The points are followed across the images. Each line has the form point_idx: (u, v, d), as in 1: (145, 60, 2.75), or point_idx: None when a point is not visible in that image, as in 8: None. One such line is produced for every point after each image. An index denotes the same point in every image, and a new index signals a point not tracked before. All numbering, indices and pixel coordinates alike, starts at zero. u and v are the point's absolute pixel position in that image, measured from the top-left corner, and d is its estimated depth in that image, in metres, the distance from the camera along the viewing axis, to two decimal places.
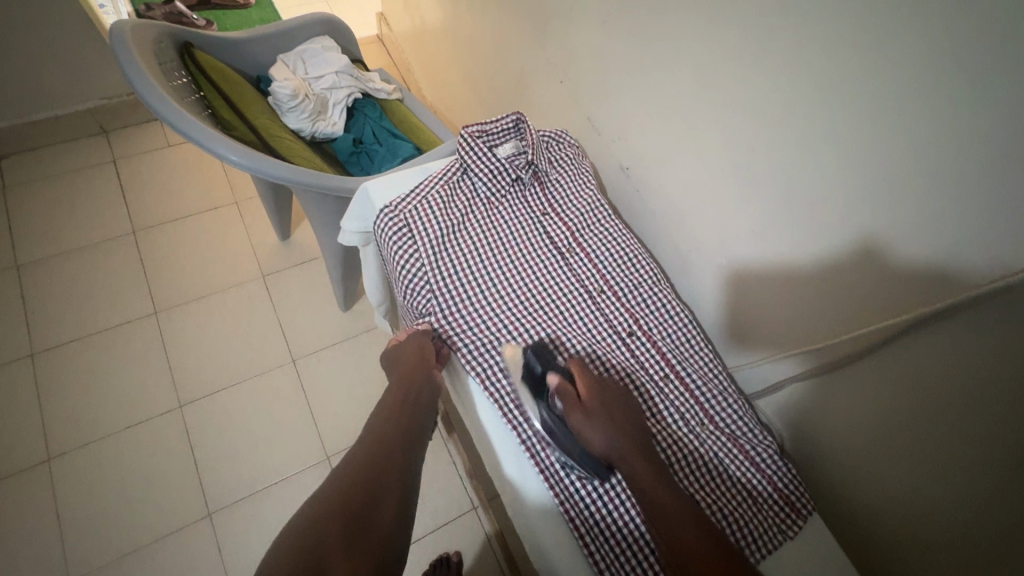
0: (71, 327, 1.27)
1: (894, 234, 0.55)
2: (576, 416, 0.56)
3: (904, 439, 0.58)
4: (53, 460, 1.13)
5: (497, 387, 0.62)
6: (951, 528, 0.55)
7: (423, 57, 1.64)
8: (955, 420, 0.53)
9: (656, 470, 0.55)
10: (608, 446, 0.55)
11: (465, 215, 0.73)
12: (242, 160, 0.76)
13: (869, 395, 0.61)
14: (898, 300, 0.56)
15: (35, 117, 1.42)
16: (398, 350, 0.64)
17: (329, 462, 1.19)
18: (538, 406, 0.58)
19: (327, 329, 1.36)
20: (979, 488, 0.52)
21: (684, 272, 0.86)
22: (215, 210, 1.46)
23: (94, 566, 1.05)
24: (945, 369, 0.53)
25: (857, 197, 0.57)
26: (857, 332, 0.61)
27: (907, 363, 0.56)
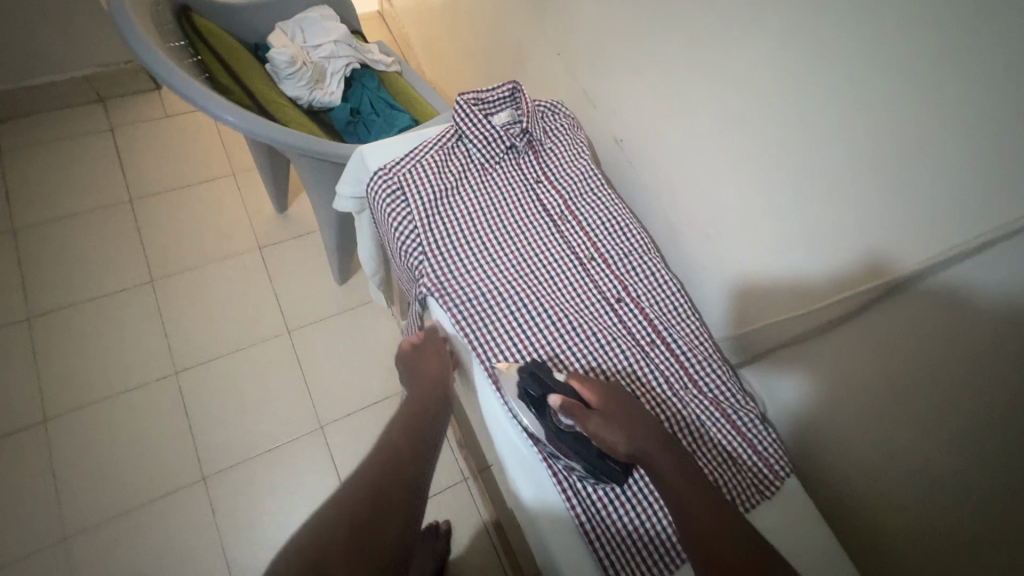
0: (68, 293, 1.27)
1: (877, 202, 0.57)
2: (594, 422, 0.55)
3: (891, 415, 0.60)
4: (50, 422, 1.15)
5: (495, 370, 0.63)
6: (929, 499, 0.57)
7: (423, 34, 1.63)
8: (945, 398, 0.54)
9: (679, 463, 0.55)
10: (625, 443, 0.55)
11: (458, 180, 0.74)
12: (237, 120, 0.77)
13: (853, 358, 0.62)
14: (880, 266, 0.58)
15: (31, 82, 1.40)
16: (409, 363, 0.71)
17: (323, 432, 1.22)
18: (545, 424, 0.56)
19: (322, 301, 1.37)
20: (964, 469, 0.53)
21: (672, 245, 0.87)
22: (212, 181, 1.46)
23: (94, 523, 1.09)
24: (924, 332, 0.55)
25: (847, 163, 0.59)
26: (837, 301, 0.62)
27: (900, 340, 0.57)
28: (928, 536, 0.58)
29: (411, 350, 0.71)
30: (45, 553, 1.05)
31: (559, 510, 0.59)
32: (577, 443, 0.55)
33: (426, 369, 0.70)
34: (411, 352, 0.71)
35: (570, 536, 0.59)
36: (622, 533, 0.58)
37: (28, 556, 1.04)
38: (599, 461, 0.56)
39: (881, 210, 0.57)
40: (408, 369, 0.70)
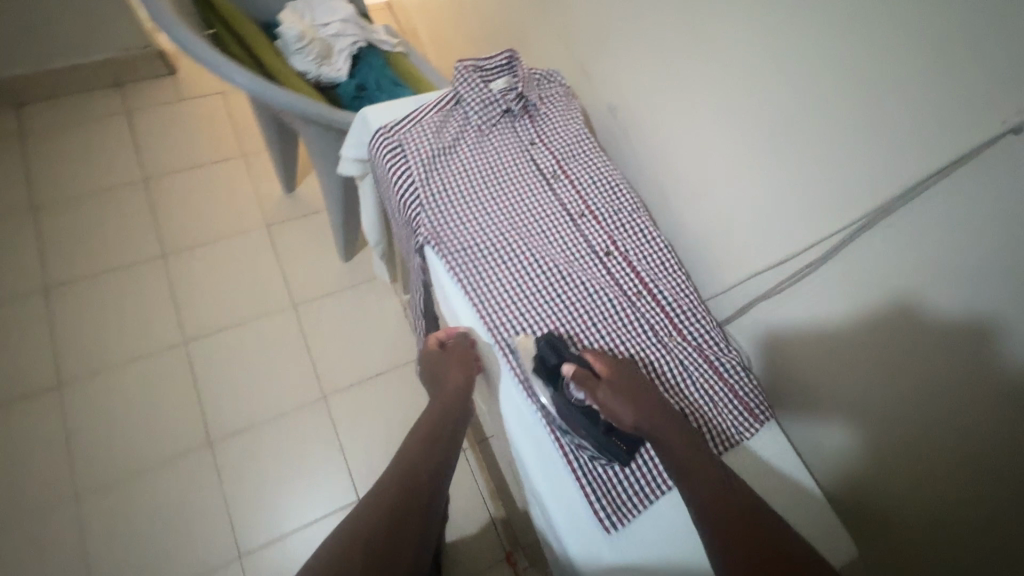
0: (84, 265, 1.32)
1: (861, 147, 0.63)
2: (603, 393, 0.59)
3: (883, 427, 0.65)
4: (65, 386, 1.20)
5: (493, 316, 0.68)
6: (939, 448, 0.60)
7: (428, 22, 1.66)
8: (945, 412, 0.60)
9: (681, 436, 0.60)
10: (633, 417, 0.59)
11: (456, 140, 0.77)
12: (247, 83, 0.81)
13: (843, 314, 0.68)
14: (855, 204, 0.64)
15: (53, 66, 1.45)
16: (434, 367, 0.70)
17: (326, 402, 1.26)
18: (556, 398, 0.60)
19: (328, 277, 1.40)
20: (976, 421, 0.57)
21: (658, 205, 0.88)
22: (224, 162, 1.50)
23: (106, 482, 1.13)
24: (911, 264, 0.61)
25: (829, 115, 0.65)
26: (822, 240, 0.68)
27: (899, 357, 0.63)
28: (936, 483, 0.61)
29: (439, 352, 0.70)
30: (61, 509, 1.10)
31: (547, 446, 0.63)
32: (587, 420, 0.60)
33: (453, 375, 0.68)
34: (437, 354, 0.70)
35: (580, 514, 0.60)
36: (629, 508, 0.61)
37: (44, 511, 1.09)
38: (607, 433, 0.60)
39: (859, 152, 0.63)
40: (433, 371, 0.70)
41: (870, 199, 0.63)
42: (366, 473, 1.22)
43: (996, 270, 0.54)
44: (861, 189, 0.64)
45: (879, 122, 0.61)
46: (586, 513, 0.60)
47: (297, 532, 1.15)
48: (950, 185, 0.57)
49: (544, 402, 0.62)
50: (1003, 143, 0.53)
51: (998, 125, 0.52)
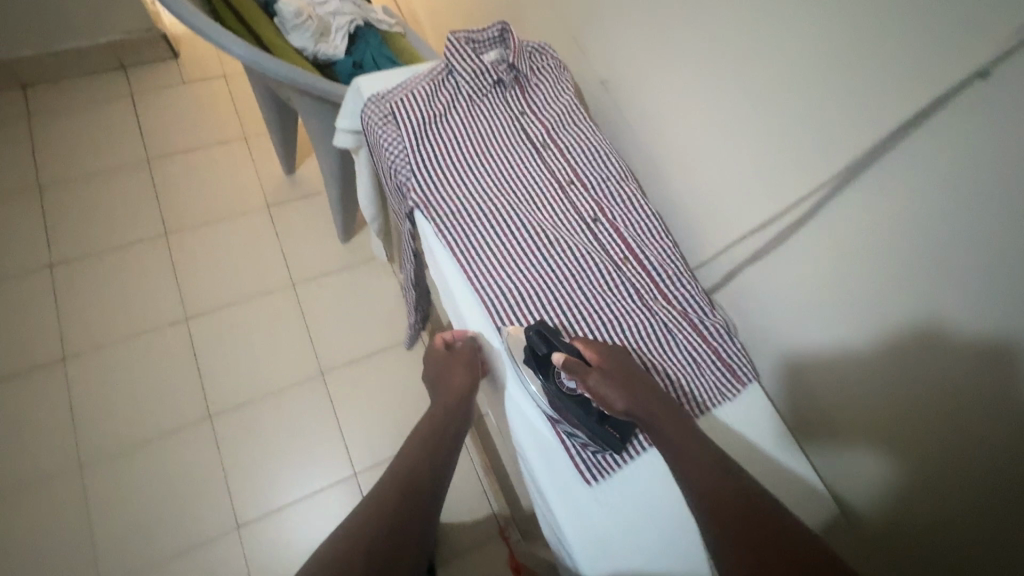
0: (88, 243, 1.35)
1: (844, 106, 0.61)
2: (594, 379, 0.59)
3: (897, 447, 0.64)
4: (69, 359, 1.22)
5: (481, 279, 0.69)
6: (941, 443, 0.60)
7: None
8: (954, 452, 0.58)
9: (679, 422, 0.59)
10: (627, 403, 0.58)
11: (448, 110, 0.78)
12: (245, 54, 0.85)
13: (836, 288, 0.67)
14: (835, 163, 0.63)
15: (58, 47, 1.47)
16: (436, 370, 0.70)
17: (324, 378, 1.27)
18: (547, 385, 0.61)
19: (327, 257, 1.42)
20: (976, 417, 0.56)
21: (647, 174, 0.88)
22: (225, 144, 1.52)
23: (108, 453, 1.16)
24: (882, 228, 0.60)
25: (805, 73, 0.64)
26: (799, 199, 0.68)
27: (881, 320, 0.62)
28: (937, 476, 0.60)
29: (444, 352, 0.70)
30: (64, 478, 1.13)
31: (529, 406, 0.65)
32: (579, 407, 0.61)
33: (457, 377, 0.67)
34: (440, 355, 0.70)
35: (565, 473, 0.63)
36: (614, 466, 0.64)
37: (48, 479, 1.12)
38: (599, 421, 0.61)
39: (832, 108, 0.62)
40: (437, 373, 0.69)
41: (842, 154, 0.62)
42: (363, 448, 1.23)
43: (969, 228, 0.53)
44: (832, 146, 0.63)
45: (860, 76, 0.59)
46: (582, 497, 0.62)
47: (294, 504, 1.17)
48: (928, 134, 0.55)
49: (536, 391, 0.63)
50: (969, 90, 0.51)
51: (966, 70, 0.51)
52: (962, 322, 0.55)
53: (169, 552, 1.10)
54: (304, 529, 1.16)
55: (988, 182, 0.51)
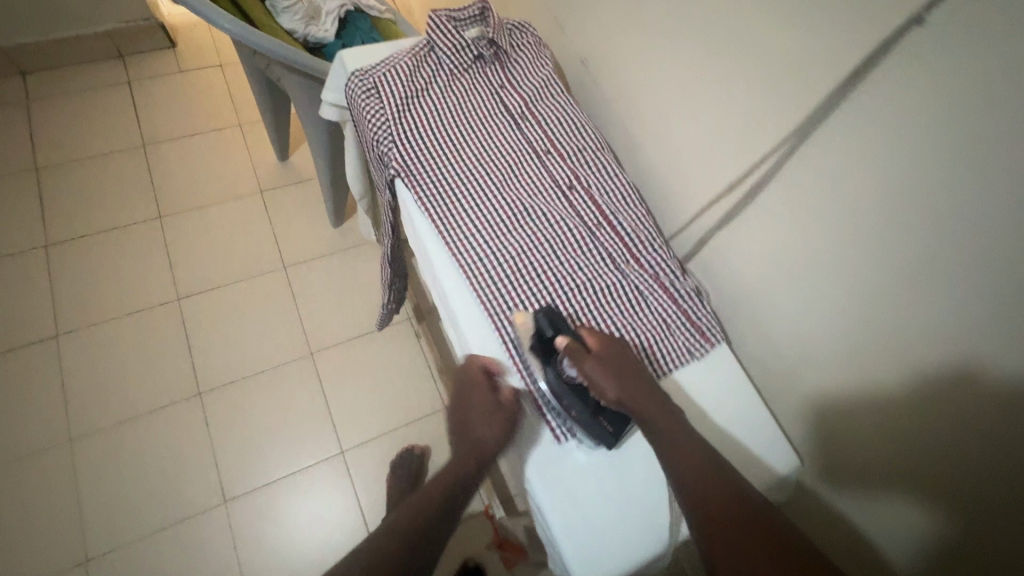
0: (83, 224, 1.37)
1: (802, 67, 0.63)
2: (589, 365, 0.61)
3: (895, 466, 0.62)
4: (61, 336, 1.24)
5: (457, 243, 0.71)
6: (945, 462, 0.57)
7: None
8: (953, 473, 0.56)
9: (670, 416, 0.60)
10: (619, 393, 0.60)
11: (429, 84, 0.81)
12: (234, 28, 0.90)
13: (803, 255, 0.67)
14: (791, 123, 0.65)
15: (58, 35, 1.50)
16: (462, 406, 0.66)
17: (312, 358, 1.29)
18: (549, 371, 0.62)
19: (318, 241, 1.44)
20: (976, 436, 0.53)
21: (626, 149, 0.90)
22: (220, 131, 1.55)
23: (97, 428, 1.17)
24: (840, 185, 0.61)
25: (765, 37, 0.66)
26: (760, 161, 0.69)
27: (843, 280, 0.63)
28: (943, 501, 0.57)
29: (484, 393, 0.65)
30: (53, 452, 1.14)
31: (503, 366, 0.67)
32: (577, 396, 0.61)
33: (487, 432, 0.63)
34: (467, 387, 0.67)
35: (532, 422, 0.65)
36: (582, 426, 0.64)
37: (38, 452, 1.14)
38: (593, 414, 0.61)
39: (790, 68, 0.64)
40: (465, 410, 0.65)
41: (797, 111, 0.64)
42: (350, 427, 1.25)
43: (920, 181, 0.54)
44: (788, 105, 0.65)
45: (817, 35, 0.61)
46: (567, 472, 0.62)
47: (281, 481, 1.19)
48: (877, 88, 0.57)
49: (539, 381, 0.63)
50: (910, 38, 0.53)
51: (902, 20, 0.53)
52: (908, 272, 0.57)
53: (156, 525, 1.12)
54: (290, 505, 1.17)
55: (932, 129, 0.52)
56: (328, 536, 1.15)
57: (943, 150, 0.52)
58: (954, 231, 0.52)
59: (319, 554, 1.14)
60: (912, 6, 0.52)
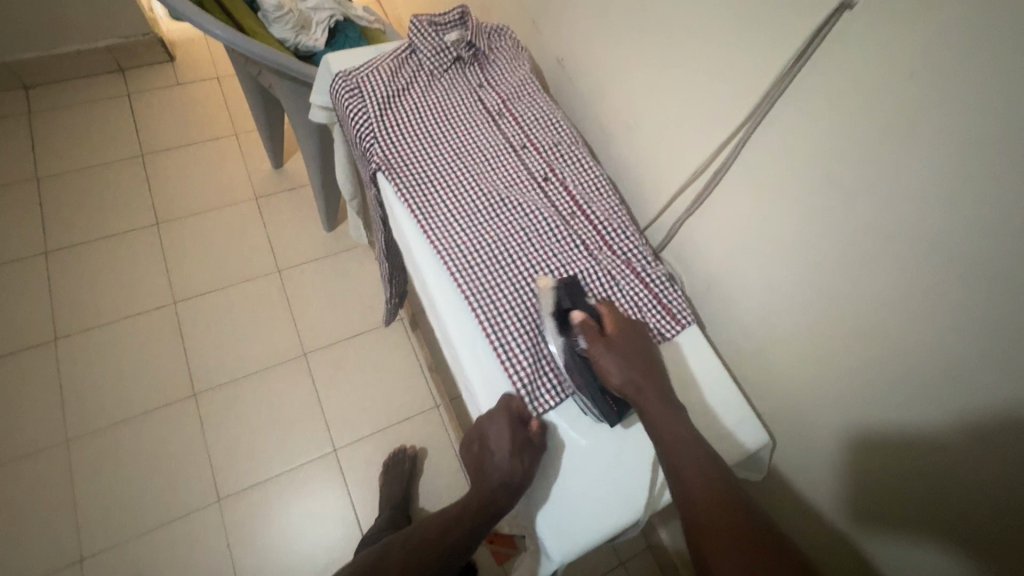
0: (82, 232, 1.41)
1: (752, 56, 0.65)
2: (599, 349, 0.63)
3: (898, 478, 0.62)
4: (59, 340, 1.27)
5: (437, 233, 0.74)
6: (949, 482, 0.56)
7: None
8: (954, 494, 0.56)
9: (671, 413, 0.60)
10: (625, 381, 0.62)
11: (410, 84, 0.84)
12: (224, 35, 0.94)
13: (764, 241, 0.70)
14: (745, 112, 0.67)
15: (60, 51, 1.55)
16: (486, 431, 0.63)
17: (305, 358, 1.31)
18: (563, 342, 0.65)
19: (312, 245, 1.47)
20: (974, 459, 0.53)
21: (604, 145, 0.94)
22: (216, 140, 1.59)
23: (92, 429, 1.19)
24: (793, 171, 0.64)
25: (717, 31, 0.68)
26: (718, 150, 0.72)
27: (802, 262, 0.66)
28: (946, 516, 0.58)
29: (510, 424, 0.62)
30: (50, 452, 1.16)
31: (482, 348, 0.69)
32: (586, 372, 0.64)
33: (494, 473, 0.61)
34: (494, 413, 0.64)
35: (505, 391, 0.67)
36: (554, 399, 0.66)
37: (35, 453, 1.16)
38: (600, 396, 0.64)
39: (741, 59, 0.67)
40: (488, 439, 0.62)
41: (748, 101, 0.67)
42: (342, 426, 1.26)
43: (865, 163, 0.57)
44: (741, 95, 0.68)
45: (759, 29, 0.63)
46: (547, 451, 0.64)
47: (275, 478, 1.20)
48: (818, 74, 0.59)
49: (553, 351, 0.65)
50: (841, 24, 0.55)
51: (832, 5, 0.55)
52: (861, 251, 0.59)
53: (150, 524, 1.13)
54: (283, 504, 1.18)
55: (869, 113, 0.55)
56: (322, 532, 1.17)
57: (879, 132, 0.55)
58: (899, 211, 0.54)
59: (313, 551, 1.15)
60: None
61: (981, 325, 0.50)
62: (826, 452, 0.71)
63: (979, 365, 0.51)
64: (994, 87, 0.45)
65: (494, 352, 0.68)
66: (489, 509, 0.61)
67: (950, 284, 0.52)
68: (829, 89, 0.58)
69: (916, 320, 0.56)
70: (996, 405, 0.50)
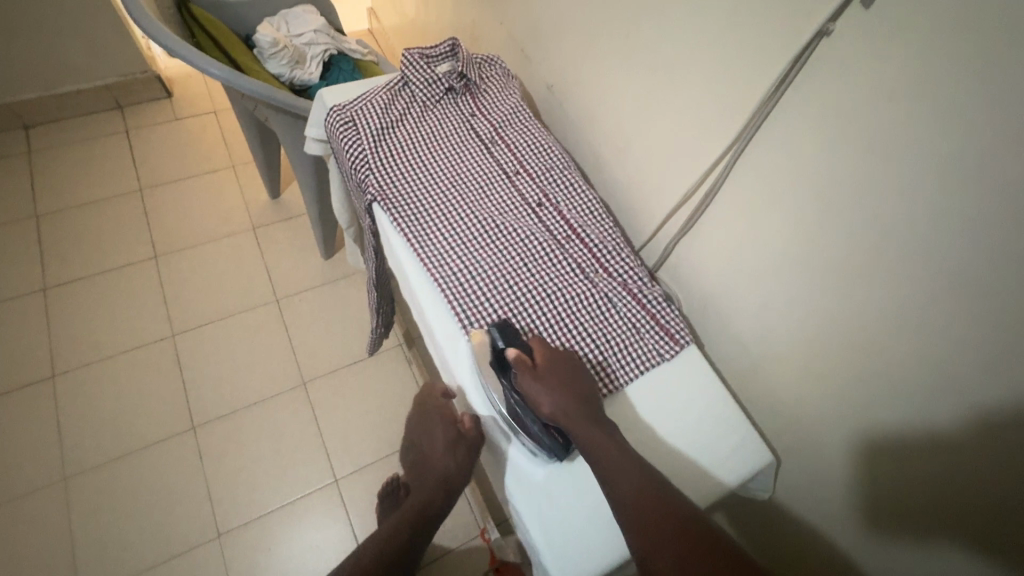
0: (81, 266, 1.41)
1: (736, 81, 0.66)
2: (528, 380, 0.62)
3: (911, 495, 0.61)
4: (57, 376, 1.27)
5: (432, 261, 0.74)
6: (966, 498, 0.55)
7: (391, 13, 1.70)
8: (971, 510, 0.55)
9: (616, 444, 0.60)
10: (556, 409, 0.61)
11: (403, 115, 0.86)
12: (220, 73, 0.95)
13: (757, 261, 0.71)
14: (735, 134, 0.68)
15: (59, 90, 1.58)
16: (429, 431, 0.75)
17: (305, 388, 1.31)
18: (503, 384, 0.64)
19: (310, 273, 1.48)
20: (986, 474, 0.53)
21: (596, 168, 0.96)
22: (214, 172, 1.61)
23: (91, 466, 1.18)
24: (782, 191, 0.65)
25: (702, 56, 0.70)
26: (707, 171, 0.73)
27: (796, 281, 0.67)
28: (960, 535, 0.57)
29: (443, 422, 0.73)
30: (47, 491, 1.15)
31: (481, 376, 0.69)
32: (523, 407, 0.63)
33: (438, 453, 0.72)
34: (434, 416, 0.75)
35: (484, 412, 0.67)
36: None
37: (32, 492, 1.14)
38: (541, 431, 0.62)
39: (725, 83, 0.68)
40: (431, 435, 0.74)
41: (732, 125, 0.68)
42: (342, 455, 1.25)
43: (851, 182, 0.57)
44: (728, 118, 0.69)
45: (741, 55, 0.65)
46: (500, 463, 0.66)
47: (276, 511, 1.18)
48: (799, 99, 0.60)
49: (496, 397, 0.64)
50: (820, 49, 0.57)
51: (811, 32, 0.56)
52: (853, 269, 0.60)
53: (148, 562, 1.11)
54: (283, 538, 1.16)
55: (851, 135, 0.56)
56: (322, 567, 1.14)
57: (863, 153, 0.56)
58: (889, 228, 0.55)
59: None
60: (818, 21, 0.55)
61: (980, 339, 0.50)
62: (830, 468, 0.70)
63: (981, 381, 0.51)
64: (972, 107, 0.46)
65: (484, 391, 0.66)
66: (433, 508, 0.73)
67: (937, 298, 0.53)
68: (811, 111, 0.59)
69: (907, 334, 0.56)
70: (989, 415, 0.51)
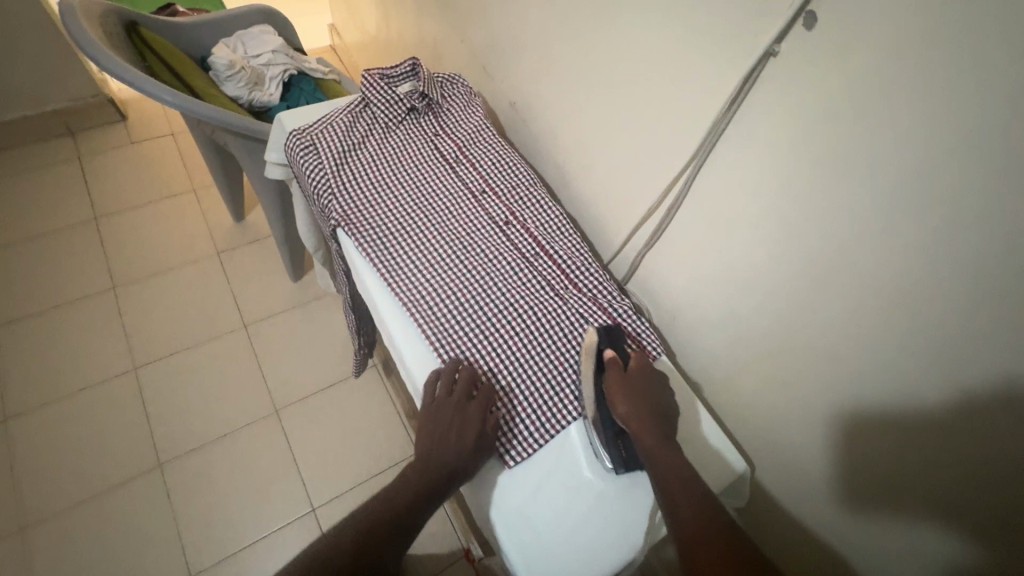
0: (33, 302, 1.35)
1: (691, 98, 0.68)
2: (615, 378, 0.65)
3: (882, 496, 0.62)
4: (10, 420, 1.20)
5: (400, 285, 0.73)
6: (933, 497, 0.57)
7: (352, 30, 1.68)
8: (939, 509, 0.57)
9: (678, 468, 0.57)
10: (630, 412, 0.62)
11: (364, 137, 0.85)
12: (173, 99, 0.92)
13: (723, 273, 0.72)
14: (692, 150, 0.70)
15: (4, 117, 1.52)
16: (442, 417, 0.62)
17: (278, 416, 1.27)
18: (592, 380, 0.67)
19: (280, 297, 1.45)
20: (951, 475, 0.54)
21: (563, 182, 0.97)
22: (174, 197, 1.56)
23: (50, 513, 1.12)
24: (741, 205, 0.66)
25: (658, 74, 0.71)
26: (669, 185, 0.75)
27: (761, 292, 0.68)
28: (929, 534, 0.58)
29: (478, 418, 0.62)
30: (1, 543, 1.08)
31: None
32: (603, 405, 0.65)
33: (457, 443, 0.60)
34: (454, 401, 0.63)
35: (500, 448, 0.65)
36: (533, 445, 0.66)
37: None
38: (612, 435, 0.65)
39: (681, 99, 0.69)
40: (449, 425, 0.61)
41: (690, 141, 0.70)
42: (319, 483, 1.22)
43: (807, 196, 0.59)
44: (685, 133, 0.70)
45: (694, 73, 0.66)
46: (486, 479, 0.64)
47: (250, 547, 1.14)
48: (751, 116, 0.62)
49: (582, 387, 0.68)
50: (768, 68, 0.58)
51: (759, 51, 0.57)
52: (814, 279, 0.61)
53: None
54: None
55: (802, 150, 0.58)
56: None
57: (815, 168, 0.57)
58: (845, 239, 0.57)
59: None
60: (765, 41, 0.56)
61: (937, 346, 0.51)
62: (804, 472, 0.72)
63: (939, 385, 0.52)
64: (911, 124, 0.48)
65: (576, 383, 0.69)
66: (418, 506, 0.58)
67: (895, 306, 0.54)
68: (764, 128, 0.61)
69: (869, 342, 0.58)
70: (948, 421, 0.53)
